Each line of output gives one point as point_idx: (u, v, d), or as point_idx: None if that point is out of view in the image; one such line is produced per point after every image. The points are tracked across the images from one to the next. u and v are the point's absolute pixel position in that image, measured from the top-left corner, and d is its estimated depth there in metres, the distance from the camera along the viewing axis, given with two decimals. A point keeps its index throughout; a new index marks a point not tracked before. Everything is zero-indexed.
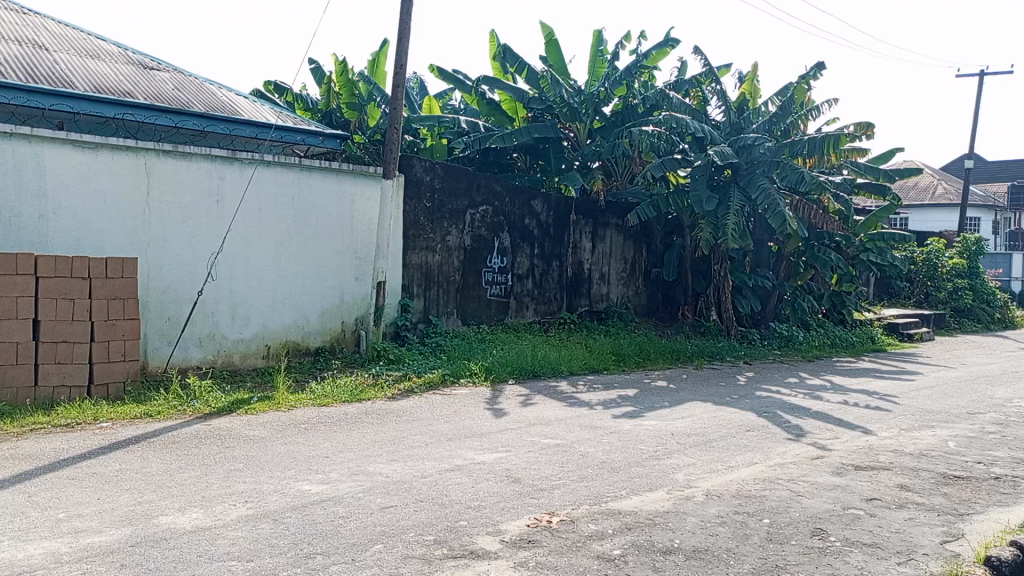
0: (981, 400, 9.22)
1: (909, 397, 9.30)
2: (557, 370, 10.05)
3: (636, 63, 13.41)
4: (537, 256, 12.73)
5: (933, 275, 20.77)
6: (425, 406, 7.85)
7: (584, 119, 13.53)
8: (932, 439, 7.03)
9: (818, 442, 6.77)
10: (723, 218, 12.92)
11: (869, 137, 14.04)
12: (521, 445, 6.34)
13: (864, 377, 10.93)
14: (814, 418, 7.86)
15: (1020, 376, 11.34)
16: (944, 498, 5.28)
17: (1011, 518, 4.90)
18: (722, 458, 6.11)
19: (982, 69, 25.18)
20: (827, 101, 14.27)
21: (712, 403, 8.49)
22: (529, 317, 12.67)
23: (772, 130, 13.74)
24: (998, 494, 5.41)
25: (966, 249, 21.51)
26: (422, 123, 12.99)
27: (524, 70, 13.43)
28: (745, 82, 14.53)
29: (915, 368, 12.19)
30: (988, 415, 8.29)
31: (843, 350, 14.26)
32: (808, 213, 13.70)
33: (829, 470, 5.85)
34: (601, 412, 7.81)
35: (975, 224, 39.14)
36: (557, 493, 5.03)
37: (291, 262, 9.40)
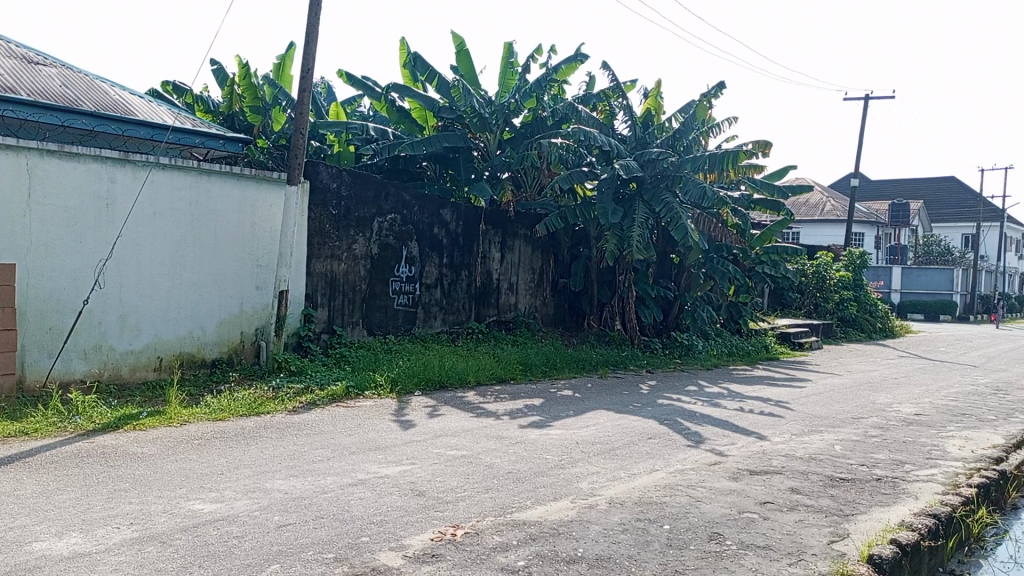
0: (864, 405, 9.76)
1: (800, 404, 9.75)
2: (465, 380, 10.02)
3: (546, 76, 13.55)
4: (445, 266, 12.67)
5: (822, 286, 21.84)
6: (327, 418, 7.66)
7: (494, 129, 13.56)
8: (820, 443, 7.39)
9: (715, 448, 6.99)
10: (628, 231, 13.22)
11: (766, 156, 14.70)
12: (426, 457, 6.26)
13: (759, 385, 11.38)
14: (712, 424, 8.12)
15: (899, 383, 12.07)
16: (831, 500, 5.55)
17: (890, 517, 5.19)
18: (625, 466, 6.22)
19: (866, 93, 26.72)
20: (726, 119, 14.87)
21: (616, 412, 8.65)
22: (437, 328, 12.59)
23: (675, 146, 14.18)
24: (880, 495, 5.73)
25: (851, 262, 22.69)
26: (328, 128, 12.79)
27: (434, 78, 13.39)
28: (650, 98, 14.99)
29: (805, 375, 12.80)
30: (870, 420, 8.78)
31: (739, 359, 14.86)
32: (708, 225, 14.20)
33: (726, 475, 6.04)
34: (508, 422, 7.82)
35: (859, 239, 41.63)
36: (462, 505, 4.99)
37: (186, 270, 9.01)
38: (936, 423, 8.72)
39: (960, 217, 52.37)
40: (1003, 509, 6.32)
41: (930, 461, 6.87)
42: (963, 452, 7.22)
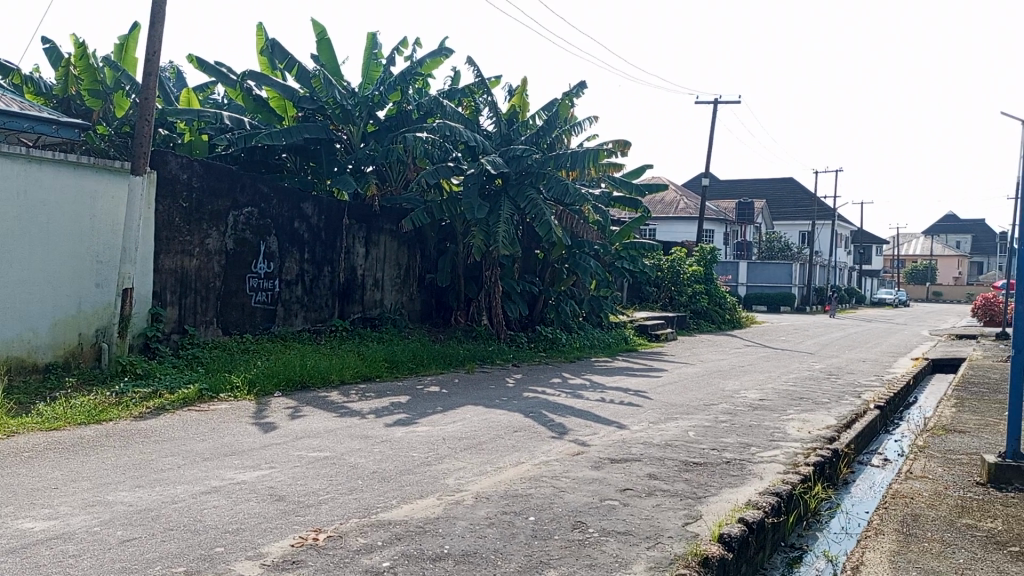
0: (715, 392, 10.34)
1: (657, 393, 10.20)
2: (328, 379, 9.74)
3: (411, 69, 13.40)
4: (307, 262, 12.27)
5: (677, 280, 22.96)
6: (178, 424, 7.22)
7: (358, 122, 13.26)
8: (675, 430, 7.75)
9: (578, 439, 7.17)
10: (494, 227, 13.31)
11: (625, 155, 15.25)
12: (286, 460, 6.03)
13: (619, 375, 11.81)
14: (575, 416, 8.33)
15: (745, 371, 12.90)
16: (685, 484, 5.83)
17: (738, 497, 5.52)
18: (491, 460, 6.26)
19: (715, 99, 28.36)
20: (588, 118, 15.30)
21: (482, 406, 8.70)
22: (299, 325, 12.17)
23: (539, 143, 14.42)
24: (729, 477, 6.08)
25: (703, 257, 23.99)
26: (178, 116, 12.06)
27: (294, 67, 12.91)
28: (515, 95, 15.18)
29: (662, 366, 13.41)
30: (720, 406, 9.32)
31: (600, 350, 15.38)
32: (571, 222, 14.59)
33: (588, 465, 6.21)
34: (372, 421, 7.67)
35: (710, 236, 44.14)
36: (324, 508, 4.84)
37: (14, 267, 8.20)
38: (778, 407, 9.37)
39: (797, 216, 56.65)
40: (835, 484, 6.87)
41: (773, 443, 7.37)
42: (801, 433, 7.81)
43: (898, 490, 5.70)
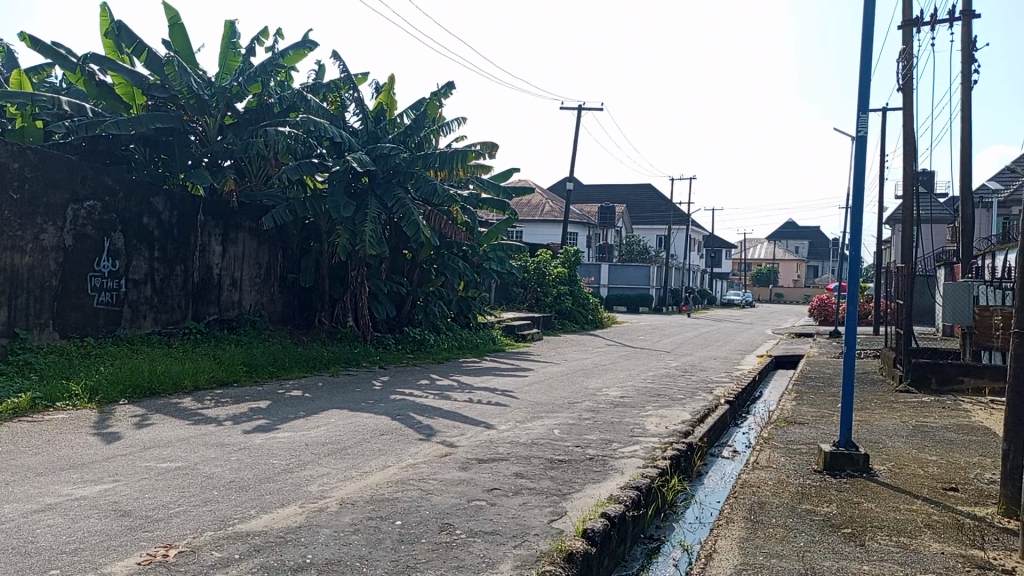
0: (579, 391, 10.63)
1: (523, 392, 10.35)
2: (180, 386, 9.19)
3: (272, 60, 12.89)
4: (157, 260, 11.53)
5: (543, 281, 23.41)
6: (5, 437, 6.55)
7: (214, 113, 12.60)
8: (541, 429, 7.89)
9: (445, 440, 7.15)
10: (360, 225, 13.03)
11: (492, 157, 15.39)
12: (133, 472, 5.62)
13: (486, 376, 11.90)
14: (443, 417, 8.31)
15: (607, 369, 13.35)
16: (551, 481, 5.94)
17: (601, 492, 5.68)
18: (356, 465, 6.12)
19: (578, 106, 29.31)
20: (456, 120, 15.33)
21: (347, 410, 8.50)
22: (147, 328, 11.39)
23: (406, 142, 14.26)
24: (592, 473, 6.25)
25: (567, 260, 24.59)
26: (9, 100, 11.00)
27: (142, 52, 12.09)
28: (382, 92, 14.98)
29: (528, 365, 13.63)
30: (584, 404, 9.59)
31: (468, 351, 15.42)
32: (439, 222, 14.52)
33: (456, 466, 6.20)
34: (229, 428, 7.30)
35: (574, 238, 45.42)
36: (176, 522, 4.55)
37: None
38: (638, 404, 9.75)
39: (654, 221, 59.35)
40: (690, 476, 7.22)
41: (633, 438, 7.66)
42: (659, 429, 8.16)
43: (747, 480, 6.06)
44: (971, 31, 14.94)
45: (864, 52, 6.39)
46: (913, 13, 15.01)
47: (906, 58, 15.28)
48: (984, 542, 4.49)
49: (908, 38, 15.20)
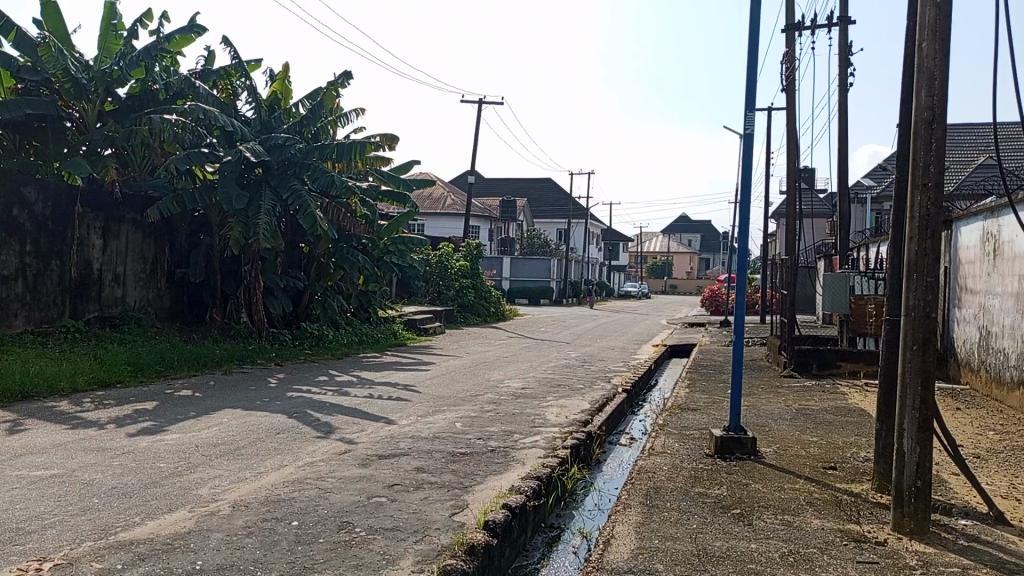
0: (481, 383, 10.67)
1: (425, 386, 10.29)
2: (56, 388, 8.62)
3: (157, 44, 12.23)
4: (30, 255, 10.76)
5: (445, 275, 23.33)
6: None
7: (93, 98, 11.86)
8: (443, 422, 7.86)
9: (345, 437, 7.00)
10: (254, 218, 12.58)
11: (392, 149, 15.19)
12: (2, 482, 5.22)
13: (388, 370, 11.76)
14: (342, 413, 8.15)
15: (508, 361, 13.44)
16: (452, 475, 5.93)
17: (503, 484, 5.71)
18: (251, 466, 5.91)
19: (480, 100, 29.44)
20: (354, 110, 15.03)
21: (241, 409, 8.20)
22: (19, 328, 10.63)
23: (302, 133, 13.87)
24: (493, 465, 6.27)
25: (470, 253, 24.66)
26: None
27: (11, 31, 11.25)
28: (276, 81, 14.54)
29: (430, 359, 13.55)
30: (486, 396, 9.62)
31: (369, 346, 15.16)
32: (337, 214, 14.22)
33: (356, 463, 6.08)
34: (113, 432, 6.90)
35: (476, 231, 45.53)
36: (51, 533, 4.27)
37: None
38: (538, 394, 9.86)
39: (555, 215, 60.23)
40: (589, 464, 7.37)
41: (534, 429, 7.75)
42: (559, 419, 8.28)
43: (643, 466, 6.23)
44: (847, 36, 15.86)
45: (750, 53, 6.66)
46: (795, 17, 15.80)
47: (789, 60, 16.08)
48: (861, 516, 4.78)
49: (791, 41, 15.98)
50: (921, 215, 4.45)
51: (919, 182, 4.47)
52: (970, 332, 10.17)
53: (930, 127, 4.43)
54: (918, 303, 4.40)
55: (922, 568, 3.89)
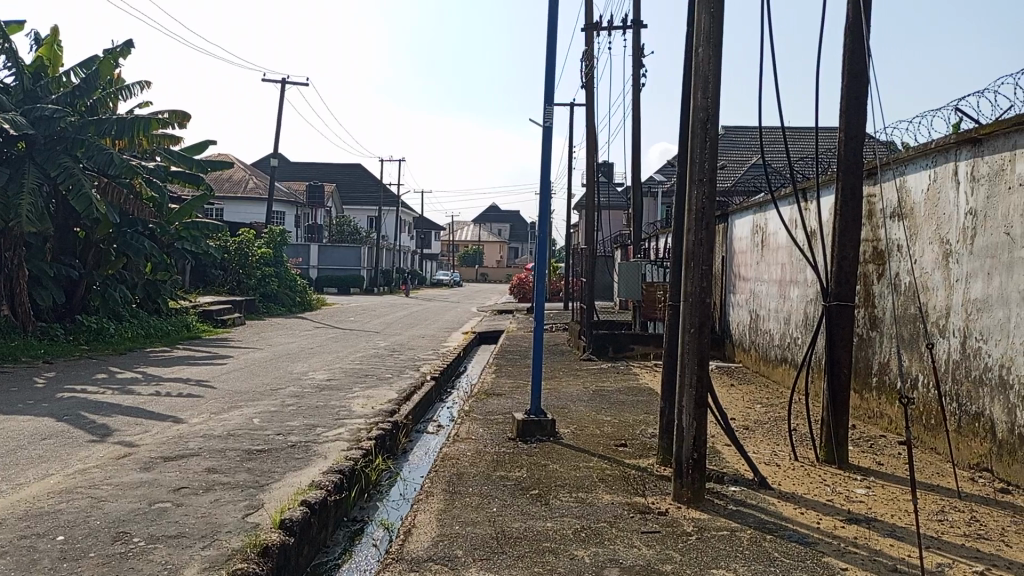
0: (282, 376, 10.22)
1: (220, 381, 9.68)
2: None
3: None
4: None
5: (244, 263, 22.00)
6: None
7: None
8: (239, 419, 7.43)
9: (124, 440, 6.40)
10: (15, 198, 11.15)
11: (182, 127, 14.12)
12: None
13: (179, 365, 10.94)
14: (123, 414, 7.45)
15: (313, 352, 13.00)
16: (247, 474, 5.62)
17: (302, 480, 5.49)
18: (8, 477, 5.23)
19: (283, 79, 28.22)
20: (138, 82, 13.79)
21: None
22: None
23: (75, 105, 12.50)
24: (293, 460, 6.03)
25: (272, 240, 23.54)
26: None
27: None
28: (44, 46, 12.99)
29: (227, 352, 12.78)
30: (287, 390, 9.23)
31: (158, 340, 14.01)
32: (117, 196, 12.97)
33: (136, 467, 5.59)
34: None
35: (280, 217, 43.59)
36: None
37: None
38: (344, 386, 9.62)
39: (364, 201, 59.14)
40: (395, 454, 7.28)
41: (338, 421, 7.54)
42: (364, 410, 8.12)
43: (447, 453, 6.26)
44: (639, 39, 16.87)
45: (549, 48, 6.88)
46: (593, 17, 16.55)
47: (589, 58, 16.85)
48: (646, 489, 5.12)
49: (589, 40, 16.75)
50: (696, 209, 4.82)
51: (696, 177, 4.83)
52: (742, 315, 11.27)
53: (705, 127, 4.79)
54: (695, 290, 4.78)
55: (697, 534, 4.22)
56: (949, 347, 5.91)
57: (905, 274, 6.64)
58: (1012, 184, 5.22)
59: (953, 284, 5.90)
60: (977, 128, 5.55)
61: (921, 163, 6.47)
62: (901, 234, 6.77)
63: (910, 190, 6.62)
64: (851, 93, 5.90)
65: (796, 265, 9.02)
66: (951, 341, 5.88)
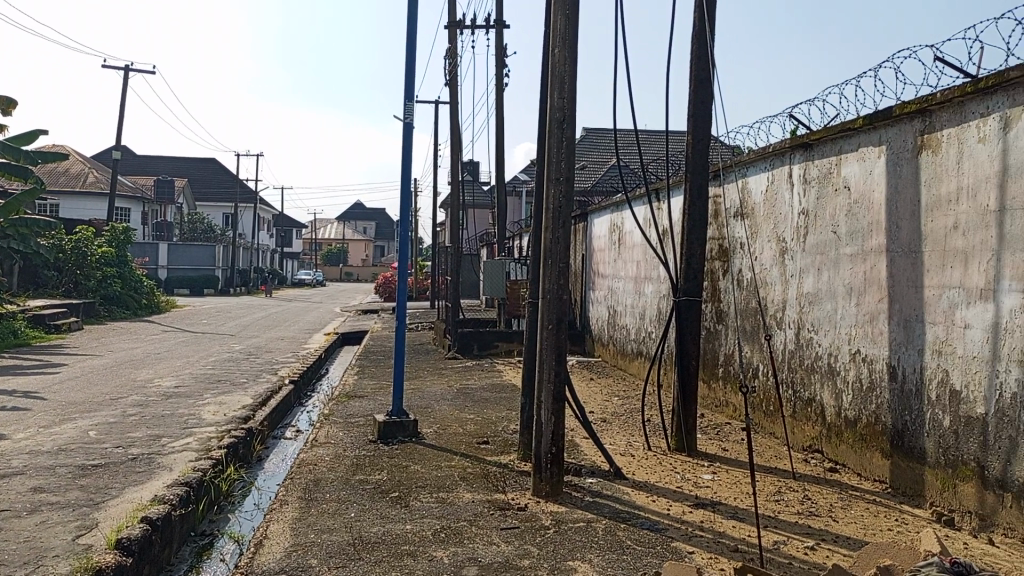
0: (124, 384, 9.53)
1: (51, 391, 8.88)
2: None
3: None
4: None
5: (82, 263, 20.34)
6: None
7: None
8: (72, 432, 6.85)
9: None
10: None
11: (7, 114, 12.88)
12: None
13: (3, 376, 9.94)
14: None
15: (160, 358, 12.22)
16: (81, 491, 5.18)
17: (143, 495, 5.12)
18: None
19: (127, 65, 26.41)
20: None
21: None
22: None
23: None
24: (134, 474, 5.62)
25: (114, 238, 21.96)
26: None
27: None
28: None
29: (60, 360, 11.75)
30: (129, 398, 8.60)
31: None
32: None
33: None
34: None
35: (124, 214, 40.69)
36: None
37: None
38: (193, 393, 9.10)
39: (219, 198, 56.35)
40: (249, 462, 6.95)
41: (186, 430, 7.11)
42: (216, 417, 7.71)
43: (304, 459, 6.04)
44: (501, 40, 17.01)
45: (409, 43, 6.78)
46: (456, 15, 16.52)
47: (451, 55, 16.83)
48: (506, 485, 5.16)
49: (452, 38, 16.72)
50: (553, 206, 4.90)
51: (553, 176, 4.90)
52: (601, 311, 11.63)
53: (561, 127, 4.88)
54: (553, 287, 4.85)
55: (555, 527, 4.29)
56: (785, 338, 6.33)
57: (747, 270, 7.07)
58: (838, 186, 5.67)
59: (788, 279, 6.34)
60: (808, 134, 5.98)
61: (760, 166, 6.90)
62: (743, 233, 7.21)
63: (751, 191, 7.05)
64: (698, 98, 6.20)
65: (650, 263, 9.40)
66: (787, 332, 6.31)
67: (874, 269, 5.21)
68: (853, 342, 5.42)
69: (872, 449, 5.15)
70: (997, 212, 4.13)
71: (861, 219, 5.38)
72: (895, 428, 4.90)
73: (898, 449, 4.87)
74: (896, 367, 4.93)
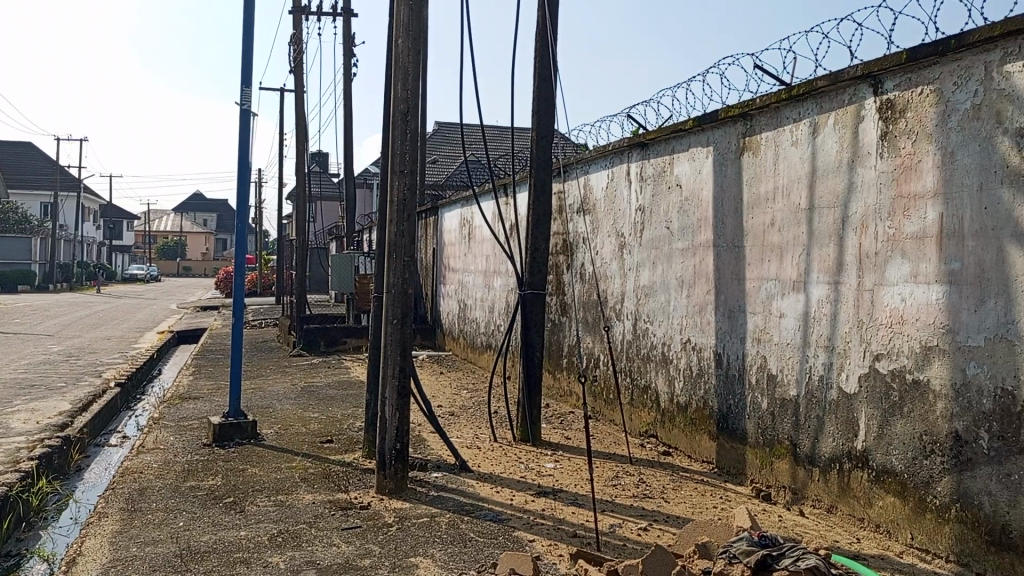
0: None
1: None
2: None
3: None
4: None
5: None
6: None
7: None
8: None
9: None
10: None
11: None
12: None
13: None
14: None
15: None
16: None
17: None
18: None
19: None
20: None
21: None
22: None
23: None
24: None
25: None
26: None
27: None
28: None
29: None
30: None
31: None
32: None
33: None
34: None
35: None
36: None
37: None
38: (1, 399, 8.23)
39: (36, 185, 51.39)
40: (65, 473, 6.37)
41: None
42: (27, 426, 7.01)
43: (127, 467, 5.61)
44: (350, 29, 16.59)
45: (246, 24, 6.44)
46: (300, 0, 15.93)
47: (296, 42, 16.22)
48: (349, 484, 5.03)
49: (297, 24, 16.12)
50: (398, 199, 4.82)
51: (397, 167, 4.82)
52: (451, 306, 11.63)
53: (405, 118, 4.80)
54: (397, 281, 4.78)
55: (398, 524, 4.23)
56: (624, 329, 6.60)
57: (589, 264, 7.30)
58: (671, 184, 5.96)
59: (626, 272, 6.61)
60: (644, 134, 6.25)
61: (600, 164, 7.13)
62: (585, 228, 7.43)
63: (592, 187, 7.28)
64: (543, 94, 6.31)
65: (499, 257, 9.49)
66: (625, 323, 6.57)
67: (702, 262, 5.53)
68: (684, 332, 5.72)
69: (701, 432, 5.47)
70: (807, 210, 4.50)
71: (691, 215, 5.69)
72: (720, 411, 5.23)
73: (723, 431, 5.20)
74: (721, 354, 5.26)
